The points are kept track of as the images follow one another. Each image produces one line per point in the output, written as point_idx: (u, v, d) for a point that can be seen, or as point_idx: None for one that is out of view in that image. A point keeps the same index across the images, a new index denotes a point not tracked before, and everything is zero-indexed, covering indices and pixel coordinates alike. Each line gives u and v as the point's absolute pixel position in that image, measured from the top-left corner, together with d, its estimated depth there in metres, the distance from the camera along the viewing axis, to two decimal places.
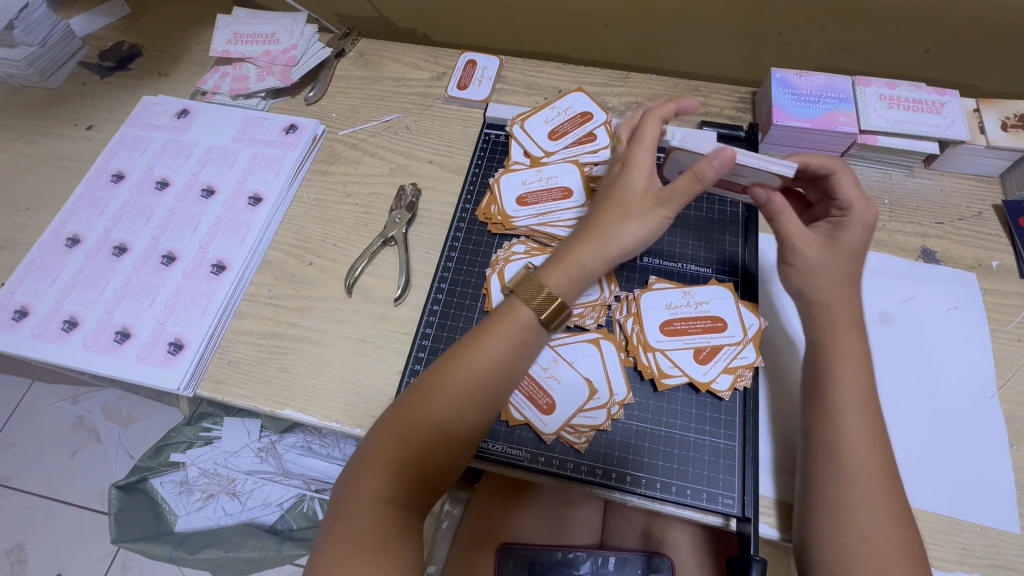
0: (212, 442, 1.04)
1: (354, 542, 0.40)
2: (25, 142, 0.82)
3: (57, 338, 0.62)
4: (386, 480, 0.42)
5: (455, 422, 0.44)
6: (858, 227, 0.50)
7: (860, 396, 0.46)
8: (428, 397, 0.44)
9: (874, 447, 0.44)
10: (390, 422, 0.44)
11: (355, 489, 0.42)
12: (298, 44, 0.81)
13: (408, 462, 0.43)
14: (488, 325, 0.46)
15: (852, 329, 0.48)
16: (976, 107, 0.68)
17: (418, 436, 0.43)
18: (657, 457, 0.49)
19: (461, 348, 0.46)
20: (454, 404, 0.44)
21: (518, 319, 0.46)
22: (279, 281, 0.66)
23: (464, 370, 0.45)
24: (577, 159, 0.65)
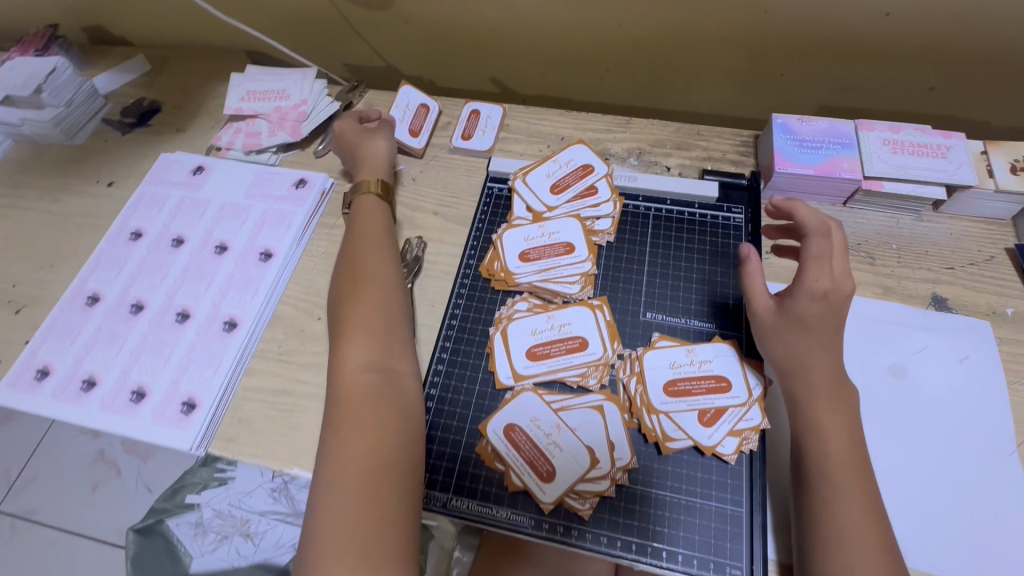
0: (226, 483, 1.07)
1: (348, 431, 0.49)
2: (50, 200, 0.86)
3: (76, 398, 0.64)
4: (355, 379, 0.52)
5: (384, 319, 0.56)
6: (804, 300, 0.50)
7: (843, 466, 0.46)
8: (357, 307, 0.56)
9: (866, 518, 0.44)
10: (342, 339, 0.55)
11: (338, 379, 0.52)
12: (308, 99, 0.84)
13: (365, 361, 0.53)
14: (367, 249, 0.62)
15: (831, 396, 0.48)
16: (983, 149, 0.67)
17: (365, 336, 0.54)
18: (663, 523, 0.49)
19: (370, 267, 0.60)
20: (380, 303, 0.57)
21: (372, 226, 0.64)
22: (289, 336, 0.68)
23: (380, 273, 0.59)
24: (579, 213, 0.66)
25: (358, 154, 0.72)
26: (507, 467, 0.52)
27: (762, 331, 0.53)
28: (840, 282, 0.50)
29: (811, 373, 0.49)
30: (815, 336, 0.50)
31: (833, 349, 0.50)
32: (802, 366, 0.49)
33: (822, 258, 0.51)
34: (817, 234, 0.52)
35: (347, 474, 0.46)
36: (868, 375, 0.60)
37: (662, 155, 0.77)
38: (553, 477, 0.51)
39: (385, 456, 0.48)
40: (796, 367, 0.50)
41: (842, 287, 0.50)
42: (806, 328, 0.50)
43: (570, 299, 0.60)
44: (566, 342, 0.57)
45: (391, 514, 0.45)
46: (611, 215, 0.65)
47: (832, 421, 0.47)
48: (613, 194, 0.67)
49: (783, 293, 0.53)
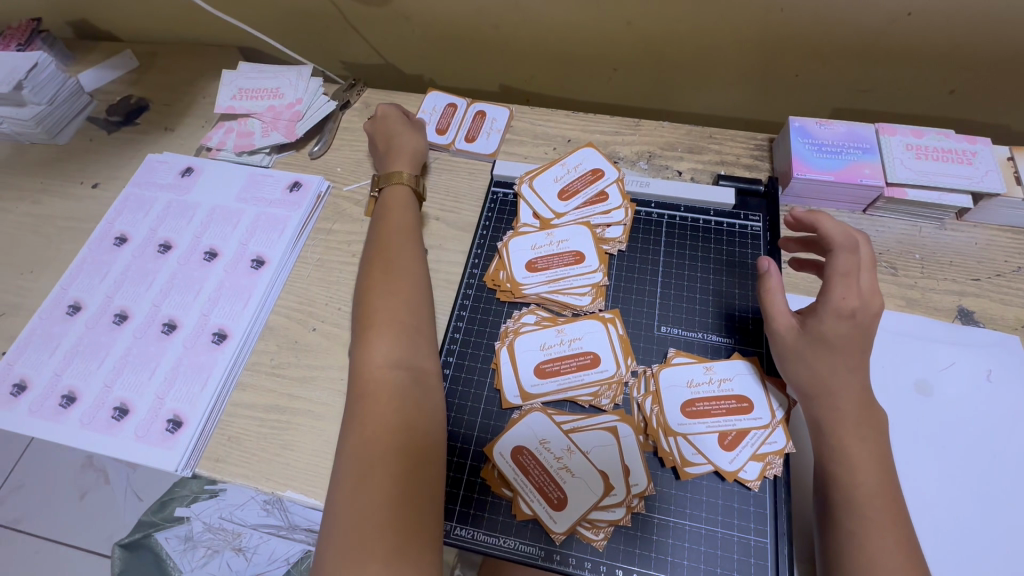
0: (217, 495, 1.04)
1: (372, 429, 0.46)
2: (31, 202, 0.82)
3: (54, 415, 0.60)
4: (380, 374, 0.49)
5: (411, 316, 0.53)
6: (830, 320, 0.47)
7: (873, 499, 0.42)
8: (383, 299, 0.53)
9: (901, 555, 0.40)
10: (367, 332, 0.52)
11: (362, 374, 0.49)
12: (303, 98, 0.81)
13: (390, 357, 0.50)
14: (397, 245, 0.58)
15: (857, 423, 0.45)
16: (1009, 155, 0.64)
17: (390, 331, 0.51)
18: (682, 555, 0.46)
19: (397, 261, 0.57)
20: (406, 298, 0.54)
21: (400, 218, 0.62)
22: (281, 348, 0.64)
23: (408, 266, 0.57)
24: (588, 220, 0.63)
25: (389, 146, 0.69)
26: (515, 493, 0.48)
27: (783, 352, 0.49)
28: (870, 301, 0.46)
29: (837, 397, 0.46)
30: (842, 359, 0.46)
31: (859, 370, 0.46)
32: (828, 391, 0.46)
33: (849, 275, 0.47)
34: (842, 249, 0.48)
35: (369, 474, 0.44)
36: (893, 392, 0.57)
37: (673, 159, 0.73)
38: (565, 506, 0.47)
39: (409, 460, 0.45)
40: (819, 390, 0.47)
41: (871, 305, 0.47)
42: (831, 350, 0.46)
43: (580, 312, 0.57)
44: (577, 359, 0.53)
45: (414, 519, 0.43)
46: (622, 223, 0.62)
47: (860, 447, 0.44)
48: (624, 201, 0.64)
49: (806, 312, 0.49)
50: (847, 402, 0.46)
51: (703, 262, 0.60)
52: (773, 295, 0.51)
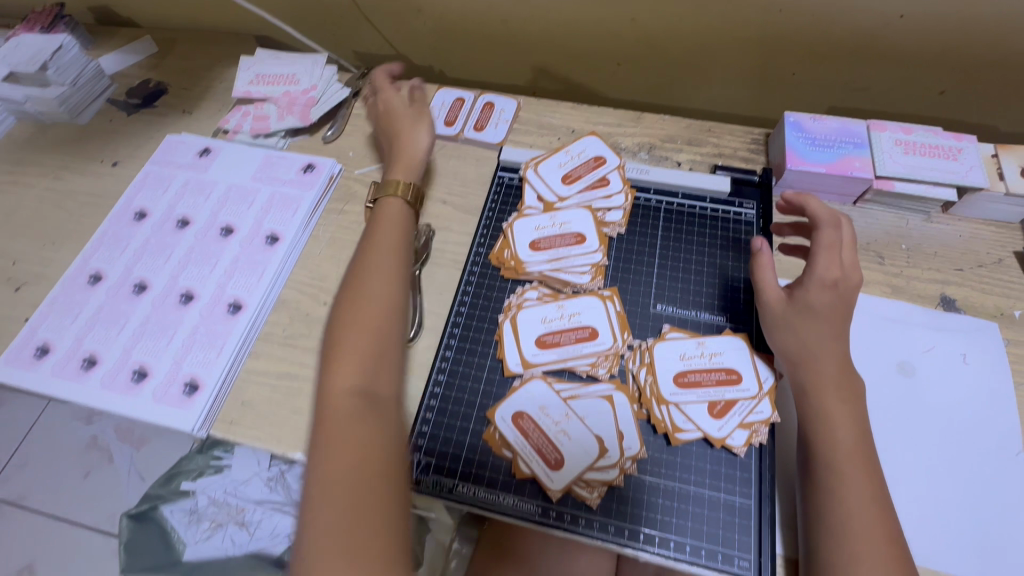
0: (223, 470, 1.05)
1: (335, 440, 0.46)
2: (53, 178, 0.85)
3: (76, 376, 0.63)
4: (348, 382, 0.50)
5: (382, 321, 0.53)
6: (816, 289, 0.51)
7: (851, 457, 0.45)
8: (343, 329, 0.53)
9: (871, 507, 0.43)
10: (336, 339, 0.53)
11: (321, 404, 0.49)
12: (317, 85, 0.84)
13: (357, 362, 0.51)
14: (375, 252, 0.59)
15: (839, 388, 0.48)
16: (994, 153, 0.67)
17: (360, 335, 0.52)
18: (670, 514, 0.49)
19: (374, 266, 0.57)
20: (377, 301, 0.54)
21: (389, 227, 0.62)
22: (294, 321, 0.67)
23: (373, 291, 0.55)
24: (590, 204, 0.66)
25: (396, 153, 0.70)
26: (515, 455, 0.51)
27: (772, 321, 0.52)
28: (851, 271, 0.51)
29: (817, 361, 0.49)
30: (826, 326, 0.50)
31: (838, 339, 0.50)
32: (813, 358, 0.49)
33: (834, 247, 0.52)
34: (829, 223, 0.53)
35: (336, 484, 0.44)
36: (875, 373, 0.60)
37: (673, 151, 0.76)
38: (558, 468, 0.50)
39: (375, 470, 0.45)
40: (804, 357, 0.50)
41: (853, 277, 0.51)
42: (814, 317, 0.50)
43: (581, 289, 0.60)
44: (576, 332, 0.56)
45: (360, 556, 0.41)
46: (623, 207, 0.65)
47: (838, 408, 0.47)
48: (625, 186, 0.67)
49: (793, 284, 0.53)
50: (828, 368, 0.49)
51: (700, 246, 0.63)
52: (764, 268, 0.54)
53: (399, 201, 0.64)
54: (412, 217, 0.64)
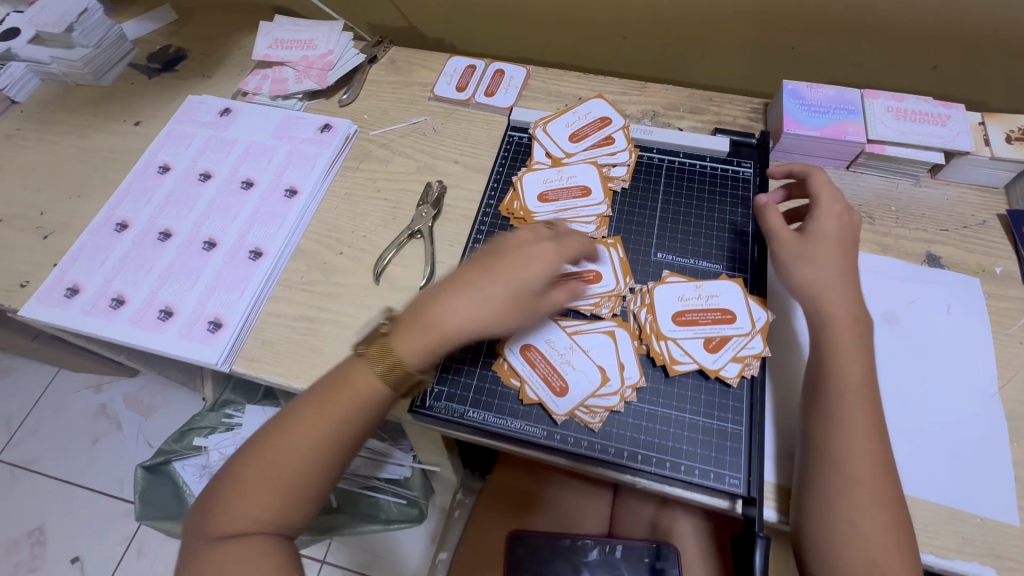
0: (234, 428, 1.06)
1: (234, 524, 0.46)
2: (77, 136, 0.88)
3: (106, 314, 0.67)
4: (269, 477, 0.46)
5: (329, 441, 0.47)
6: (827, 220, 0.56)
7: (860, 391, 0.49)
8: (271, 446, 0.47)
9: (871, 436, 0.47)
10: (281, 428, 0.47)
11: (226, 514, 0.46)
12: (334, 50, 0.87)
13: (285, 467, 0.46)
14: (495, 284, 0.50)
15: (855, 326, 0.51)
16: (982, 120, 0.70)
17: (298, 444, 0.47)
18: (667, 438, 0.52)
19: (360, 372, 0.49)
20: (336, 418, 0.47)
21: (526, 270, 0.51)
22: (311, 269, 0.71)
23: (304, 447, 0.47)
24: (595, 160, 0.70)
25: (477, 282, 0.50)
26: (522, 383, 0.55)
27: (793, 256, 0.56)
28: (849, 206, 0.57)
29: (834, 302, 0.52)
30: (839, 253, 0.54)
31: (848, 277, 0.53)
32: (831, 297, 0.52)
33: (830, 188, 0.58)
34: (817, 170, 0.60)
35: (208, 573, 0.44)
36: None
37: (675, 118, 0.80)
38: (562, 394, 0.54)
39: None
40: (823, 297, 0.53)
41: (851, 211, 0.57)
42: (825, 246, 0.55)
43: None
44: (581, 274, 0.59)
45: None
46: (627, 163, 0.69)
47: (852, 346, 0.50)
48: (628, 145, 0.71)
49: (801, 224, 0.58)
50: (846, 310, 0.52)
51: (700, 201, 0.66)
52: (773, 213, 0.59)
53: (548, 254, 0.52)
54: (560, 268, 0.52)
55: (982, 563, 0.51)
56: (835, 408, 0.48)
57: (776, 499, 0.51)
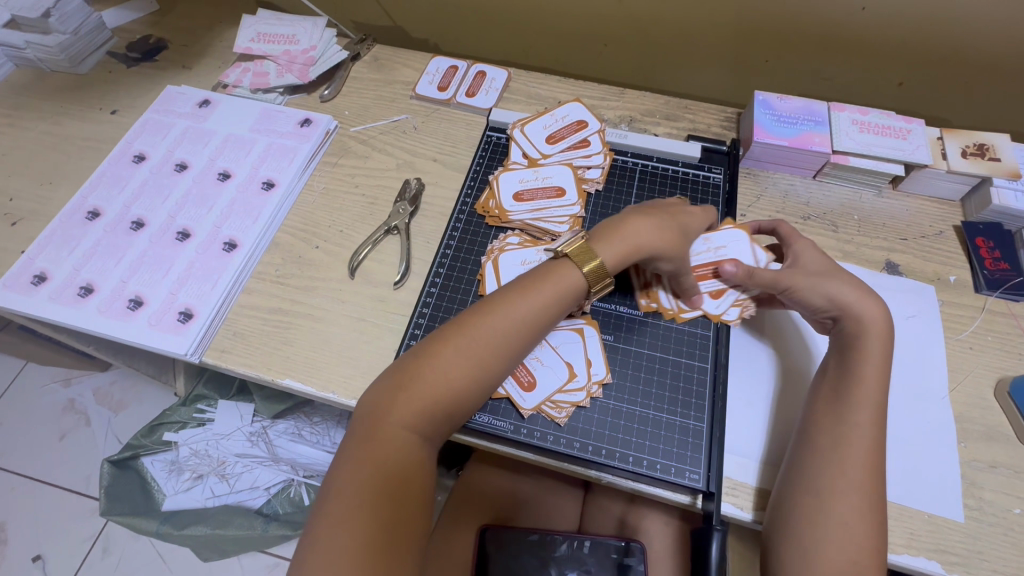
0: (205, 424, 1.06)
1: (393, 427, 0.48)
2: (51, 123, 0.87)
3: (73, 303, 0.67)
4: (431, 392, 0.49)
5: (492, 365, 0.51)
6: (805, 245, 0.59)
7: (875, 396, 0.50)
8: (450, 350, 0.50)
9: (871, 442, 0.49)
10: (445, 345, 0.50)
11: (394, 406, 0.48)
12: (317, 45, 0.87)
13: (448, 385, 0.49)
14: (538, 275, 0.54)
15: (884, 333, 0.53)
16: (940, 135, 0.73)
17: (461, 365, 0.50)
18: (632, 434, 0.54)
19: (517, 292, 0.53)
20: (500, 342, 0.51)
21: (565, 280, 0.54)
22: (286, 262, 0.71)
23: (490, 351, 0.51)
24: (571, 162, 0.72)
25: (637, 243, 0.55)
26: None
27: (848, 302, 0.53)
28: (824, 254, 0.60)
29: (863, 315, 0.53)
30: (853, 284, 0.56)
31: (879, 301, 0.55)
32: (864, 304, 0.53)
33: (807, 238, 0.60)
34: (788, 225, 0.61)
35: (367, 468, 0.46)
36: None
37: (651, 124, 0.81)
38: (528, 391, 0.56)
39: (402, 473, 0.47)
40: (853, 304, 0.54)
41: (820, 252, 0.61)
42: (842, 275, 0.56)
43: (558, 237, 0.67)
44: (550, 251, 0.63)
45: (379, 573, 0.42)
46: (601, 166, 0.72)
47: (875, 357, 0.52)
48: (604, 148, 0.73)
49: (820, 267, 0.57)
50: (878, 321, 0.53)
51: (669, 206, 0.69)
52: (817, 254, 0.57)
53: (581, 269, 0.54)
54: (587, 287, 0.54)
55: (927, 557, 0.53)
56: (841, 414, 0.50)
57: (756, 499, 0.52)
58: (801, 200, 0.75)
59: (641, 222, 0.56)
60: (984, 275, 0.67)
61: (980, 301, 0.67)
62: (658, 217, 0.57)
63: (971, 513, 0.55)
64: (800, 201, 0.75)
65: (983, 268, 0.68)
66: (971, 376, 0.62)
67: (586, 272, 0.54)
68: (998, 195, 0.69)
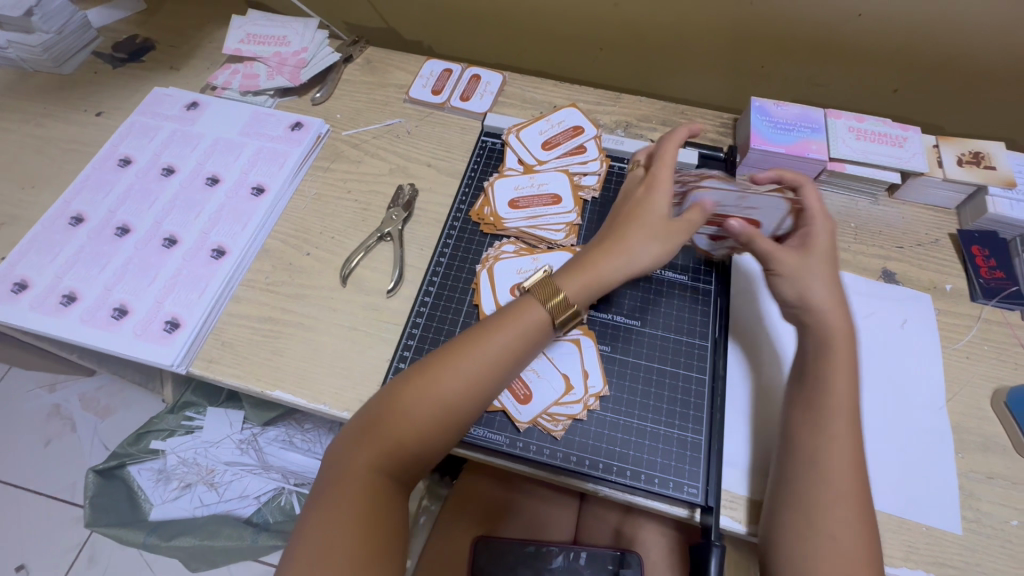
0: (194, 432, 1.03)
1: (357, 471, 0.47)
2: (33, 124, 0.84)
3: (55, 312, 0.65)
4: (395, 434, 0.48)
5: (457, 405, 0.49)
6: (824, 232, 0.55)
7: (848, 403, 0.49)
8: (410, 391, 0.49)
9: (852, 452, 0.48)
10: (407, 386, 0.49)
11: (357, 450, 0.48)
12: (308, 47, 0.85)
13: (411, 427, 0.48)
14: (502, 313, 0.53)
15: (853, 340, 0.52)
16: (935, 143, 0.73)
17: (424, 406, 0.49)
18: (629, 447, 0.54)
19: (481, 330, 0.52)
20: (465, 381, 0.50)
21: (528, 316, 0.52)
22: (276, 269, 0.69)
23: (452, 389, 0.49)
24: (567, 168, 0.72)
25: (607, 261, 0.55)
26: None
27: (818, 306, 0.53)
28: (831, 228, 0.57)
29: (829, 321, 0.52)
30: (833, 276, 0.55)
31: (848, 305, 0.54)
32: (835, 308, 0.52)
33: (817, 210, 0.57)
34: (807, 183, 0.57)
35: (330, 513, 0.45)
36: None
37: (647, 130, 0.80)
38: (523, 404, 0.56)
39: (366, 519, 0.45)
40: (824, 309, 0.53)
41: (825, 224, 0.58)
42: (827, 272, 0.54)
43: (555, 245, 0.66)
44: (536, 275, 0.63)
45: None
46: (597, 172, 0.71)
47: (846, 362, 0.51)
48: (600, 154, 0.73)
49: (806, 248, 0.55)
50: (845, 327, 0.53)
51: None
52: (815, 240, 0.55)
53: (544, 305, 0.52)
54: (551, 321, 0.53)
55: (925, 570, 0.53)
56: (822, 424, 0.49)
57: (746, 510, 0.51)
58: None
59: (610, 249, 0.55)
60: (980, 283, 0.67)
61: (976, 309, 0.67)
62: (628, 229, 0.56)
63: (970, 525, 0.54)
64: None
65: (979, 276, 0.68)
66: (968, 387, 0.62)
67: (548, 308, 0.52)
68: (993, 204, 0.69)
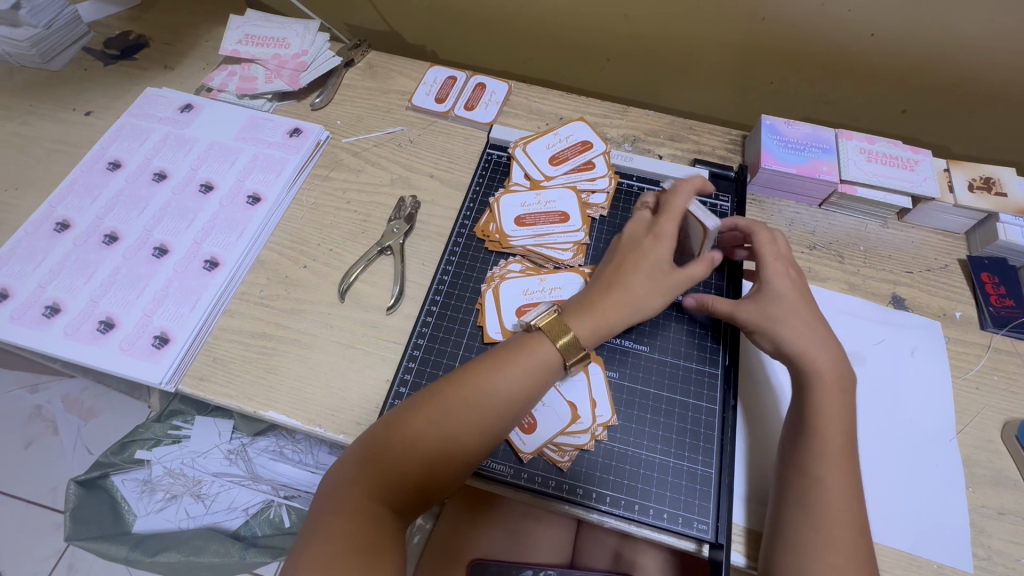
0: (180, 441, 1.00)
1: (360, 503, 0.45)
2: (19, 122, 0.81)
3: (37, 324, 0.62)
4: (399, 465, 0.46)
5: (463, 438, 0.48)
6: (782, 280, 0.56)
7: (839, 447, 0.48)
8: (416, 421, 0.47)
9: (847, 498, 0.46)
10: (412, 415, 0.48)
11: (358, 478, 0.46)
12: (308, 50, 0.83)
13: (414, 458, 0.46)
14: (511, 346, 0.52)
15: (838, 383, 0.51)
16: (947, 167, 0.72)
17: (430, 438, 0.47)
18: (638, 479, 0.53)
19: (491, 361, 0.51)
20: (473, 414, 0.48)
21: (537, 352, 0.51)
22: (272, 282, 0.66)
23: (458, 421, 0.48)
24: (575, 185, 0.71)
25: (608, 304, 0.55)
26: None
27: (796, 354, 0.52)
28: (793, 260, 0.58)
29: (813, 360, 0.52)
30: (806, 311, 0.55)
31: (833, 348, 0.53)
32: (811, 355, 0.52)
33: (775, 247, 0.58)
34: (760, 228, 0.59)
35: (328, 550, 0.42)
36: None
37: (655, 145, 0.78)
38: (526, 434, 0.55)
39: (369, 554, 0.42)
40: (803, 353, 0.52)
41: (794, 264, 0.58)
42: (793, 314, 0.54)
43: (561, 264, 0.65)
44: (532, 294, 0.63)
45: None
46: (606, 190, 0.71)
47: (832, 403, 0.50)
48: (609, 171, 0.72)
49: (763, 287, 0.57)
50: (836, 376, 0.51)
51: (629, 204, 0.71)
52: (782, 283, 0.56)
53: (555, 343, 0.52)
54: (560, 359, 0.52)
55: None
56: (815, 467, 0.47)
57: (745, 543, 0.51)
58: (807, 229, 0.74)
59: (614, 293, 0.55)
60: (990, 312, 0.66)
61: (986, 338, 0.66)
62: (634, 274, 0.56)
63: (980, 563, 0.53)
64: (806, 230, 0.73)
65: (989, 304, 0.67)
66: (979, 419, 0.61)
67: (558, 345, 0.51)
68: (1004, 231, 0.67)
